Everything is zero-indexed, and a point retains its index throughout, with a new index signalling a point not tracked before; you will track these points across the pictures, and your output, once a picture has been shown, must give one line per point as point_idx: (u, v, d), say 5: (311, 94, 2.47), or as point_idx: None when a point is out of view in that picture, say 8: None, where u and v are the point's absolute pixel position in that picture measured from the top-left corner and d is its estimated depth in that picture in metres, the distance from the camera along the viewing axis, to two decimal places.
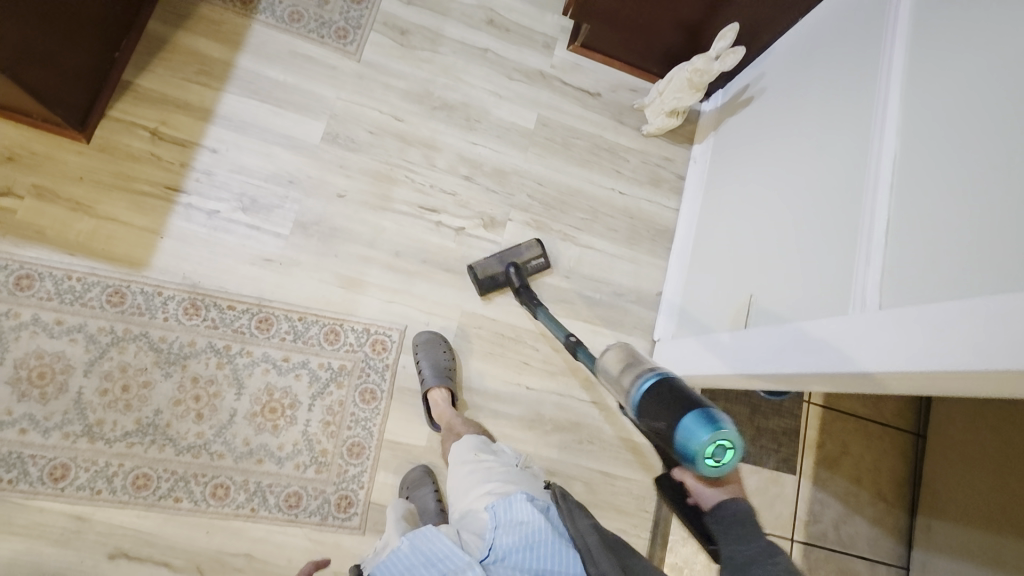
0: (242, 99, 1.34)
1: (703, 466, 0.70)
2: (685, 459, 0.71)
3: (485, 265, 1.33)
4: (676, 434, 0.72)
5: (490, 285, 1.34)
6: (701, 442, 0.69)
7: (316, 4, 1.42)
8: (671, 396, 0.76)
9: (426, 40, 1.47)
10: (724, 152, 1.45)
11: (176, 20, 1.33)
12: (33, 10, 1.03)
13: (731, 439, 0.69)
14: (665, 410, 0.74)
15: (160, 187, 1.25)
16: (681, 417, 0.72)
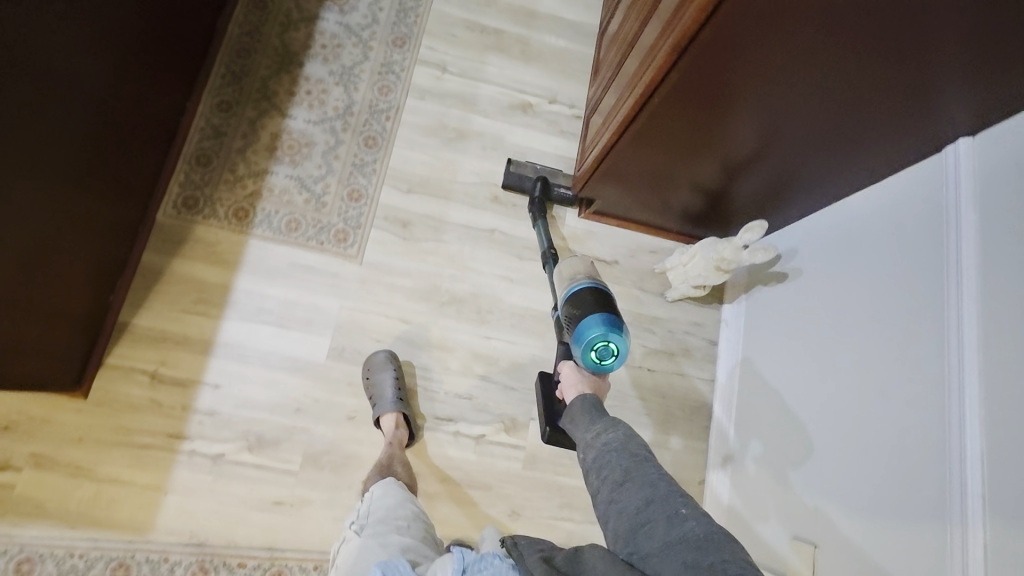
0: (243, 323, 1.27)
1: (592, 354, 1.09)
2: (585, 344, 1.09)
3: (523, 165, 1.45)
4: (585, 324, 1.10)
5: (516, 183, 1.44)
6: (597, 333, 1.08)
7: (312, 208, 1.36)
8: (593, 300, 1.14)
9: (430, 230, 1.40)
10: (757, 324, 1.36)
11: (172, 247, 1.28)
12: (17, 311, 0.97)
13: (615, 343, 1.08)
14: (585, 305, 1.13)
15: (161, 436, 1.19)
16: (592, 315, 1.11)
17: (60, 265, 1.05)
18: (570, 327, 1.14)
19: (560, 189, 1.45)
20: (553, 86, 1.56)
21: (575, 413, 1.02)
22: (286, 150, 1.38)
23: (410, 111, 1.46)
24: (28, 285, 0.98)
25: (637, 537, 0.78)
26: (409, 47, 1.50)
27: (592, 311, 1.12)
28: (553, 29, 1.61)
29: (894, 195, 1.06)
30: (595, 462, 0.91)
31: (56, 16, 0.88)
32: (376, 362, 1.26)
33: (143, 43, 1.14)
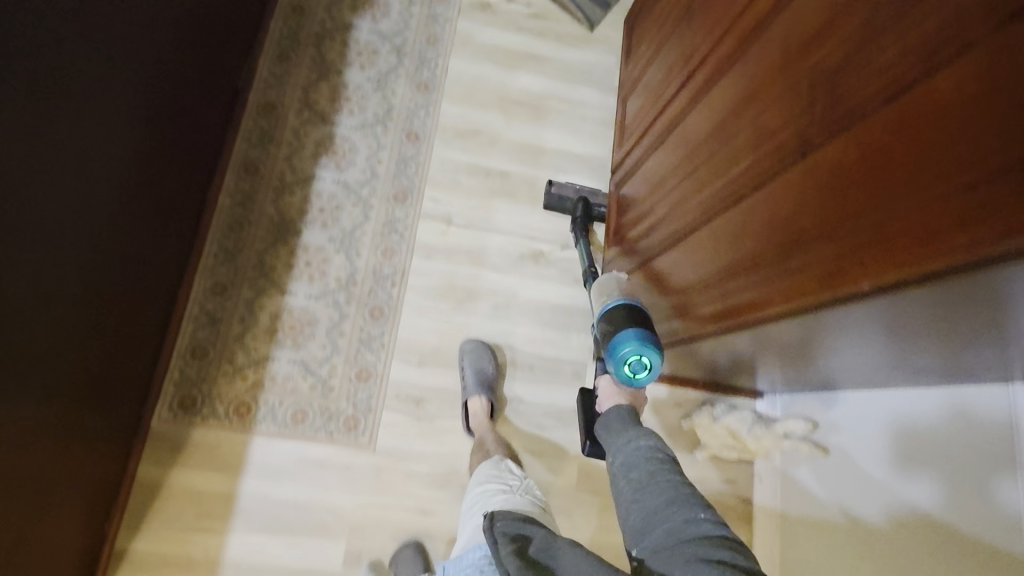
0: (251, 536, 1.17)
1: (628, 371, 1.01)
2: (619, 364, 1.01)
3: (563, 187, 1.48)
4: (616, 339, 1.02)
5: (557, 204, 1.47)
6: (630, 349, 0.99)
7: (319, 395, 1.27)
8: (624, 311, 1.05)
9: (444, 404, 1.32)
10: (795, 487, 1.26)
11: (169, 456, 1.19)
12: None
13: (650, 360, 1.00)
14: (617, 320, 1.04)
15: None
16: (624, 330, 1.02)
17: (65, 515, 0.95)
18: (603, 343, 1.05)
19: (600, 207, 1.46)
20: (563, 229, 1.49)
21: (608, 421, 0.95)
22: (287, 331, 1.29)
23: (416, 273, 1.39)
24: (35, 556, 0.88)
25: (654, 534, 0.73)
26: (412, 201, 1.43)
27: (626, 324, 1.03)
28: (559, 165, 1.54)
29: (949, 402, 0.92)
30: (622, 465, 0.85)
31: (54, 279, 0.79)
32: (403, 554, 1.18)
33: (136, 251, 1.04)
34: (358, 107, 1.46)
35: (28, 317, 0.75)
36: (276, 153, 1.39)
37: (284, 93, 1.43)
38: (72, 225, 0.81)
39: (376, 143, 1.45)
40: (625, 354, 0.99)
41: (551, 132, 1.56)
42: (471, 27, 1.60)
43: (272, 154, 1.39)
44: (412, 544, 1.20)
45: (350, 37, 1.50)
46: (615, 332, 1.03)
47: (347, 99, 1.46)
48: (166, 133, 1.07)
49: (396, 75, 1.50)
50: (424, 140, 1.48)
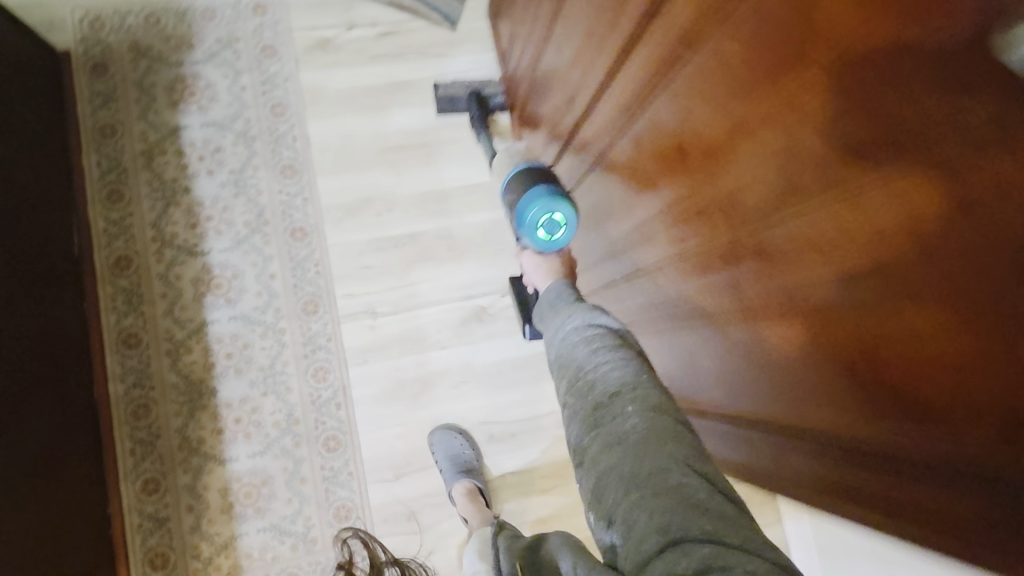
0: None
1: (540, 234, 1.00)
2: (528, 229, 1.00)
3: (451, 86, 1.36)
4: (523, 202, 1.00)
5: (449, 105, 1.36)
6: (537, 210, 0.97)
7: (304, 552, 1.18)
8: (532, 175, 1.03)
9: (438, 508, 1.24)
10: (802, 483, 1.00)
11: None
12: None
13: (563, 217, 0.99)
14: (523, 185, 1.02)
15: None
16: (532, 189, 1.00)
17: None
18: (512, 212, 1.03)
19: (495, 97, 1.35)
20: (497, 273, 1.35)
21: (545, 307, 0.83)
22: (244, 500, 1.17)
23: (359, 383, 1.25)
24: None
25: (594, 426, 0.61)
26: (325, 307, 1.26)
27: (533, 184, 1.00)
28: (470, 203, 1.37)
29: None
30: (565, 353, 0.71)
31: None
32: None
33: (25, 531, 0.90)
34: (224, 222, 1.25)
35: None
36: (152, 312, 1.20)
37: (131, 239, 1.21)
38: None
39: (261, 256, 1.25)
40: (534, 217, 0.98)
41: (450, 167, 1.37)
42: (316, 75, 1.34)
43: (148, 315, 1.19)
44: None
45: (182, 141, 1.26)
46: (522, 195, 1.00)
47: (207, 217, 1.25)
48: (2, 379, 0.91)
49: (253, 167, 1.28)
50: (313, 232, 1.28)
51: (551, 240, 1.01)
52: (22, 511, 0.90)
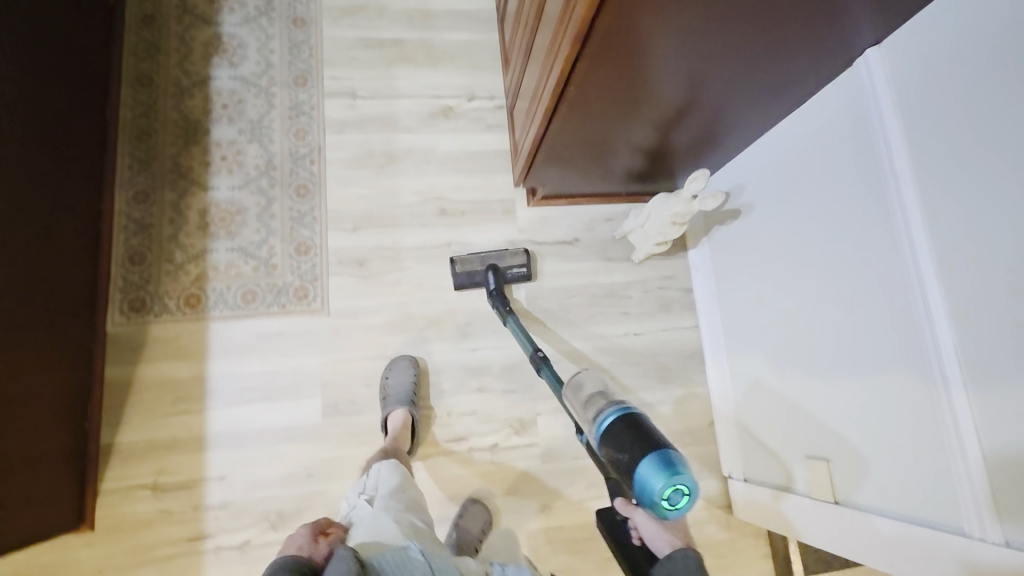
0: (232, 409, 1.25)
1: (660, 507, 0.76)
2: (644, 499, 0.77)
3: (469, 261, 1.36)
4: (635, 471, 0.77)
5: (467, 280, 1.36)
6: (658, 488, 0.74)
7: (264, 274, 1.32)
8: (641, 430, 0.80)
9: (387, 261, 1.38)
10: (730, 277, 1.35)
11: (133, 354, 1.25)
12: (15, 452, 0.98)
13: (688, 484, 0.76)
14: (630, 447, 0.78)
15: (182, 542, 1.17)
16: (642, 457, 0.77)
17: (30, 405, 1.02)
18: (622, 479, 0.80)
19: (511, 269, 1.37)
20: (467, 82, 1.53)
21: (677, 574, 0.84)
22: (218, 223, 1.33)
23: (334, 148, 1.43)
24: (6, 438, 0.96)
25: None
26: (313, 82, 1.45)
27: (642, 458, 0.77)
28: (451, 24, 1.57)
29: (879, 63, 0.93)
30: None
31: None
32: (399, 365, 1.30)
33: (31, 156, 1.07)
34: (238, 4, 1.47)
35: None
36: (167, 63, 1.40)
37: (157, 6, 1.44)
38: None
39: (264, 34, 1.46)
40: (658, 495, 0.75)
41: None
42: None
43: (162, 64, 1.40)
44: (409, 357, 1.31)
45: None
46: (632, 478, 0.77)
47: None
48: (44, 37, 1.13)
49: None
50: (311, 23, 1.49)
51: (674, 508, 0.77)
52: (35, 147, 1.08)
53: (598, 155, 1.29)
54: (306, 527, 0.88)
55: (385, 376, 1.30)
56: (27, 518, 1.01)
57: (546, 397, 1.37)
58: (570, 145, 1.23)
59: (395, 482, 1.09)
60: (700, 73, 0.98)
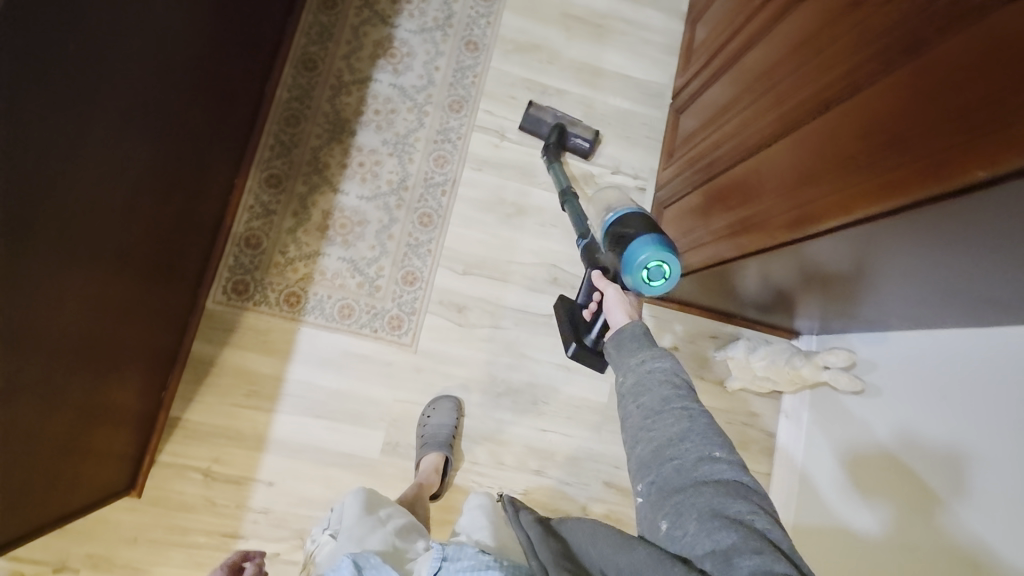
0: (298, 417, 1.24)
1: (637, 276, 0.95)
2: (630, 264, 0.96)
3: (543, 111, 1.39)
4: (632, 242, 0.97)
5: (532, 126, 1.39)
6: (645, 252, 0.94)
7: (366, 293, 1.31)
8: (646, 219, 1.01)
9: (485, 314, 1.35)
10: (829, 445, 1.28)
11: (223, 336, 1.25)
12: (95, 420, 0.99)
13: (669, 266, 0.95)
14: (636, 226, 0.99)
15: (216, 535, 1.18)
16: (641, 234, 0.97)
17: (121, 371, 1.04)
18: (617, 249, 1.00)
19: (576, 139, 1.39)
20: (616, 153, 1.47)
21: (624, 335, 0.89)
22: (338, 229, 1.32)
23: (468, 184, 1.39)
24: (88, 403, 0.96)
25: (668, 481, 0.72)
26: (467, 111, 1.42)
27: (640, 232, 0.98)
28: (618, 90, 1.50)
29: None
30: (632, 386, 0.82)
31: (94, 136, 0.80)
32: (441, 406, 1.27)
33: (187, 136, 1.07)
34: (418, 10, 1.43)
35: (71, 131, 0.75)
36: (334, 51, 1.38)
37: None
38: (145, 102, 0.91)
39: (435, 49, 1.42)
40: (643, 260, 0.94)
41: (612, 53, 1.52)
42: None
43: (330, 52, 1.38)
44: (451, 399, 1.28)
45: None
46: (629, 243, 0.98)
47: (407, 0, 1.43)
48: (234, 19, 1.13)
49: None
50: (483, 50, 1.45)
51: (651, 285, 0.96)
52: (192, 109, 1.06)
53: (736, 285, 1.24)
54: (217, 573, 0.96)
55: (426, 415, 1.26)
56: (90, 478, 1.03)
57: (599, 499, 1.33)
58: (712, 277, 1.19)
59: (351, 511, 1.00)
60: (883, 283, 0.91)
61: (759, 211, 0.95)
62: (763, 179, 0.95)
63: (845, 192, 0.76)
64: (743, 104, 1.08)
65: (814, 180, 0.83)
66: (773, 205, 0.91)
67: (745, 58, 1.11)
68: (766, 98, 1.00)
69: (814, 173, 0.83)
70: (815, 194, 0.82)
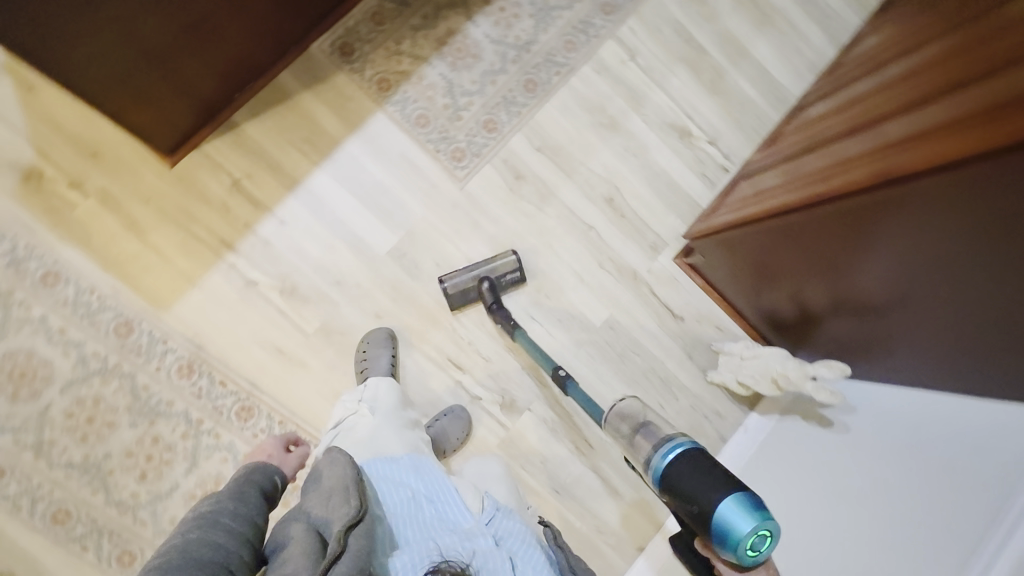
0: (334, 183, 1.30)
1: (742, 553, 0.75)
2: (725, 543, 0.75)
3: (457, 280, 1.26)
4: (717, 518, 0.76)
5: (462, 300, 1.29)
6: (745, 531, 0.73)
7: (447, 116, 1.35)
8: (709, 468, 0.81)
9: (536, 194, 1.39)
10: (774, 466, 1.30)
11: (310, 81, 1.30)
12: (163, 62, 1.05)
13: (771, 528, 0.75)
14: (708, 480, 0.79)
15: (215, 238, 1.24)
16: (722, 501, 0.76)
17: (211, 43, 1.10)
18: (697, 517, 0.78)
19: (507, 278, 1.30)
20: (721, 127, 1.50)
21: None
22: (453, 50, 1.37)
23: (582, 79, 1.43)
24: (166, 41, 1.02)
25: None
26: (614, 18, 1.46)
27: (719, 491, 0.77)
28: (752, 75, 1.53)
29: None
30: None
31: None
32: (375, 339, 1.25)
33: None
34: None
35: None
36: None
37: None
38: None
39: None
40: (744, 541, 0.74)
41: (764, 42, 1.55)
42: None
43: None
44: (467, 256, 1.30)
45: None
46: (714, 508, 0.76)
47: None
48: None
49: None
50: None
51: (755, 556, 0.76)
52: None
53: (766, 275, 1.29)
54: (276, 437, 1.10)
55: (363, 349, 1.24)
56: (133, 110, 1.09)
57: (546, 405, 1.36)
58: (756, 248, 1.25)
59: (384, 392, 1.14)
60: (921, 282, 0.96)
61: (830, 176, 1.04)
62: (850, 150, 1.03)
63: (922, 150, 0.86)
64: (848, 107, 1.16)
65: (892, 149, 0.93)
66: (856, 167, 0.98)
67: (864, 77, 1.20)
68: (869, 98, 1.10)
69: (905, 143, 0.91)
70: (892, 155, 0.91)
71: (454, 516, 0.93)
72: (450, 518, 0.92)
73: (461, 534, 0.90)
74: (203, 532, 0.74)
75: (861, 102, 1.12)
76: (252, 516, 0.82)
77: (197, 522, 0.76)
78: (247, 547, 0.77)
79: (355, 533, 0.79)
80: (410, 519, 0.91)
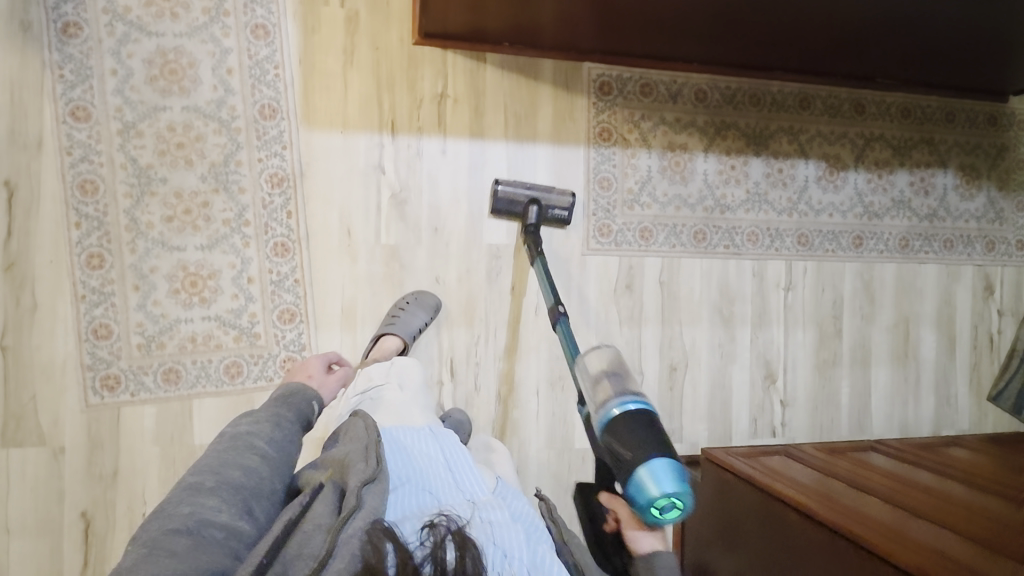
0: (503, 162, 1.34)
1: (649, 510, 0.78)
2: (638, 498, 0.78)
3: (511, 190, 1.29)
4: (639, 472, 0.78)
5: (504, 208, 1.29)
6: (661, 489, 0.76)
7: (624, 198, 1.40)
8: (652, 429, 0.82)
9: (628, 311, 1.41)
10: None
11: (560, 83, 1.37)
12: None
13: (683, 500, 0.77)
14: (643, 440, 0.80)
15: (390, 115, 1.29)
16: (651, 458, 0.78)
17: (525, 8, 1.17)
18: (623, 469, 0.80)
19: (554, 210, 1.31)
20: (800, 400, 1.51)
21: None
22: (671, 160, 1.43)
23: (738, 267, 1.47)
24: None
25: None
26: (802, 251, 1.50)
27: (651, 450, 0.79)
28: (857, 387, 1.54)
29: None
30: None
31: None
32: (420, 302, 1.26)
33: (736, 22, 1.20)
34: (876, 187, 1.55)
35: None
36: (822, 122, 1.51)
37: (876, 119, 1.55)
38: None
39: (847, 209, 1.53)
40: (654, 499, 0.76)
41: (888, 373, 1.56)
42: (968, 277, 1.61)
43: (820, 119, 1.51)
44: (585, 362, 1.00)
45: (935, 169, 1.58)
46: (640, 461, 0.78)
47: (882, 176, 1.55)
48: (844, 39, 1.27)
49: (909, 215, 1.57)
50: (859, 253, 1.54)
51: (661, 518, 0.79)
52: (765, 20, 1.20)
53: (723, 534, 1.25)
54: (318, 359, 1.08)
55: (406, 301, 1.26)
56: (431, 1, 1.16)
57: None
58: (736, 507, 1.23)
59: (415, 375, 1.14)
60: None
61: (844, 509, 1.02)
62: (874, 511, 1.02)
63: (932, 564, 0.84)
64: (902, 482, 1.16)
65: (909, 541, 0.91)
66: (869, 524, 0.97)
67: (936, 476, 1.19)
68: (924, 493, 1.10)
69: (926, 546, 0.90)
70: (905, 544, 0.90)
71: (470, 487, 0.85)
72: (466, 487, 0.85)
73: (477, 504, 0.81)
74: (236, 450, 0.74)
75: (914, 489, 1.12)
76: (284, 444, 0.81)
77: (227, 442, 0.77)
78: (278, 477, 0.77)
79: (371, 490, 0.76)
80: (424, 480, 0.84)
